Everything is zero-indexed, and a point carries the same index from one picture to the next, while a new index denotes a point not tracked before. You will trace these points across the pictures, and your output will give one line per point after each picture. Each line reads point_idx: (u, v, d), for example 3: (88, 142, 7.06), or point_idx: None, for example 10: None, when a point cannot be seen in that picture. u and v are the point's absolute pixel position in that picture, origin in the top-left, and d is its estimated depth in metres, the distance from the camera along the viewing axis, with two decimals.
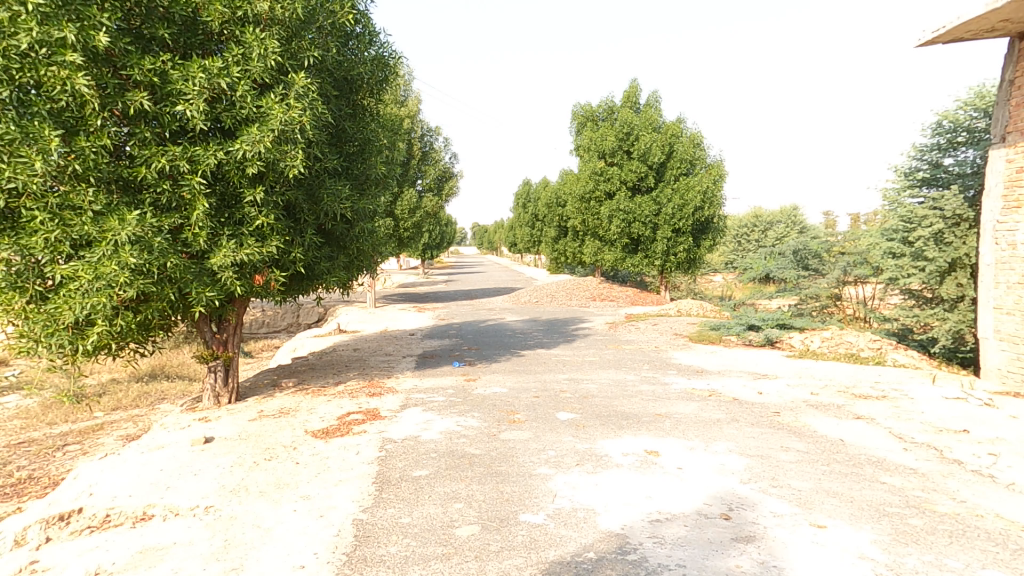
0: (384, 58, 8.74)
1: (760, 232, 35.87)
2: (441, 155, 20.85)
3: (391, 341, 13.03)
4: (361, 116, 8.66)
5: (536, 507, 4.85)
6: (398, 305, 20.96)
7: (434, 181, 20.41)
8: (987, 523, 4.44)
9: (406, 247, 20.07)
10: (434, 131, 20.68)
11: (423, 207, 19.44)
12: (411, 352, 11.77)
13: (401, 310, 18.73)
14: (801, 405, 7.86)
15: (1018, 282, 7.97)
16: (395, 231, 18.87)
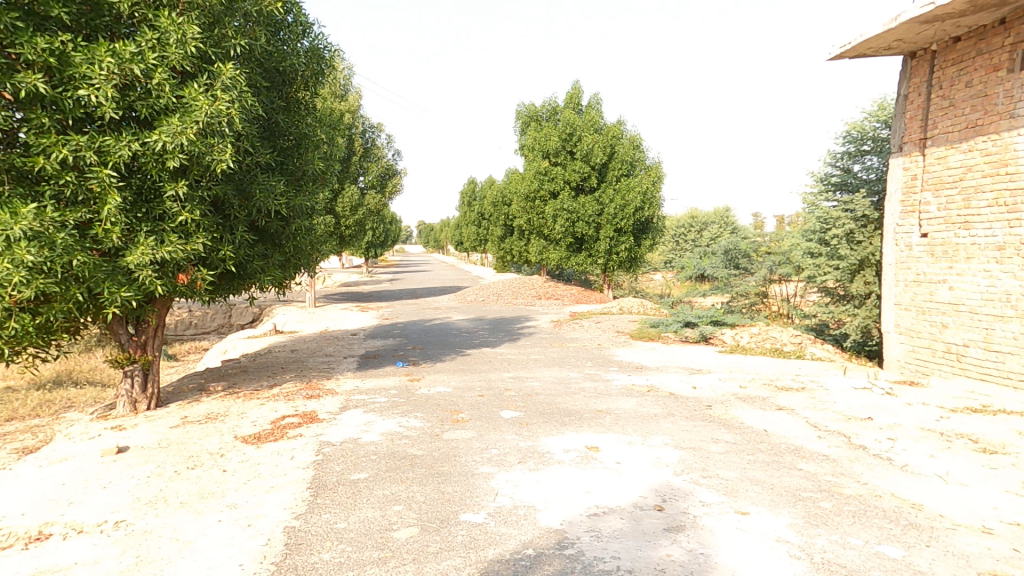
0: (320, 49, 8.47)
1: (696, 232, 37.41)
2: (384, 151, 20.49)
3: (332, 341, 12.70)
4: (295, 110, 8.37)
5: (477, 506, 4.85)
6: (339, 305, 20.41)
7: (377, 178, 20.03)
8: (884, 502, 4.82)
9: (348, 246, 19.59)
10: (376, 127, 20.28)
11: (365, 205, 19.04)
12: (352, 352, 11.49)
13: (342, 310, 18.27)
14: (731, 399, 8.25)
15: (914, 281, 8.68)
16: (336, 229, 18.39)
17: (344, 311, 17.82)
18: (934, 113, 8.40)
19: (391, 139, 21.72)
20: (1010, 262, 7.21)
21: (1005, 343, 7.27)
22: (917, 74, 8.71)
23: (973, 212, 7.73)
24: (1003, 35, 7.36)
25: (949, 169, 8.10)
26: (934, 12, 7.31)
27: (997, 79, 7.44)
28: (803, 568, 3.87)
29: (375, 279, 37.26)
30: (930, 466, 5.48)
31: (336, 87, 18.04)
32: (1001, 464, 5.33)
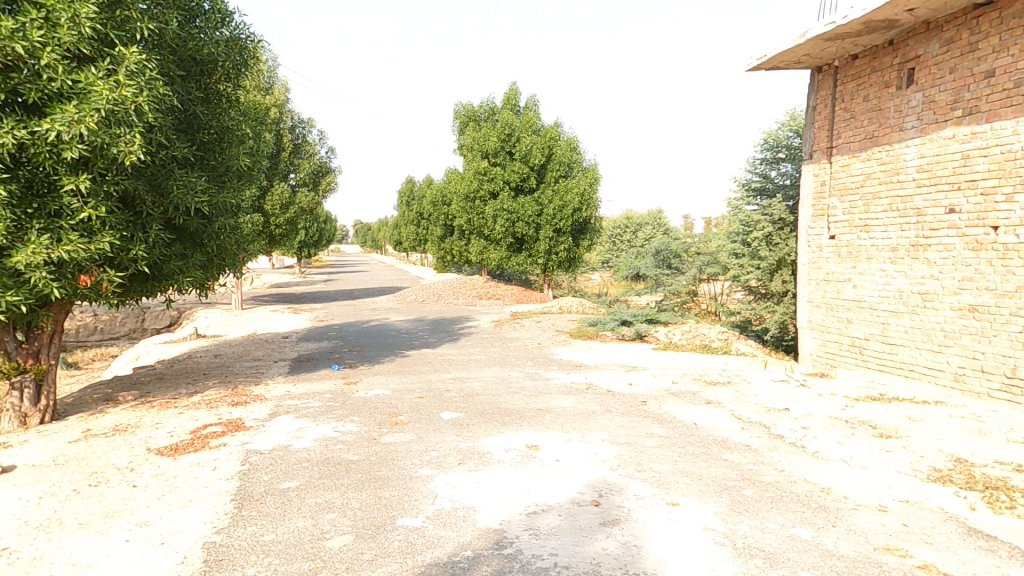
0: (241, 39, 8.04)
1: (631, 233, 38.65)
2: (316, 148, 19.74)
3: (261, 345, 12.08)
4: (215, 103, 7.91)
5: (415, 510, 4.74)
6: (269, 306, 19.46)
7: (309, 176, 19.29)
8: (798, 487, 5.15)
9: (278, 246, 18.73)
10: (307, 123, 19.53)
11: (297, 203, 18.28)
12: (282, 356, 10.95)
13: (271, 312, 17.44)
14: (664, 394, 8.55)
15: (824, 279, 9.33)
16: (264, 228, 17.55)
17: (275, 313, 17.08)
18: (838, 124, 9.08)
19: (324, 135, 20.98)
20: (902, 262, 7.88)
21: (898, 336, 7.95)
22: (823, 87, 9.38)
23: (872, 216, 8.40)
24: (892, 55, 8.07)
25: (852, 175, 8.77)
26: (835, 31, 7.88)
27: (888, 94, 8.13)
28: (725, 554, 4.05)
29: (309, 279, 35.94)
30: (837, 451, 5.90)
31: (263, 80, 17.20)
32: (894, 447, 5.82)
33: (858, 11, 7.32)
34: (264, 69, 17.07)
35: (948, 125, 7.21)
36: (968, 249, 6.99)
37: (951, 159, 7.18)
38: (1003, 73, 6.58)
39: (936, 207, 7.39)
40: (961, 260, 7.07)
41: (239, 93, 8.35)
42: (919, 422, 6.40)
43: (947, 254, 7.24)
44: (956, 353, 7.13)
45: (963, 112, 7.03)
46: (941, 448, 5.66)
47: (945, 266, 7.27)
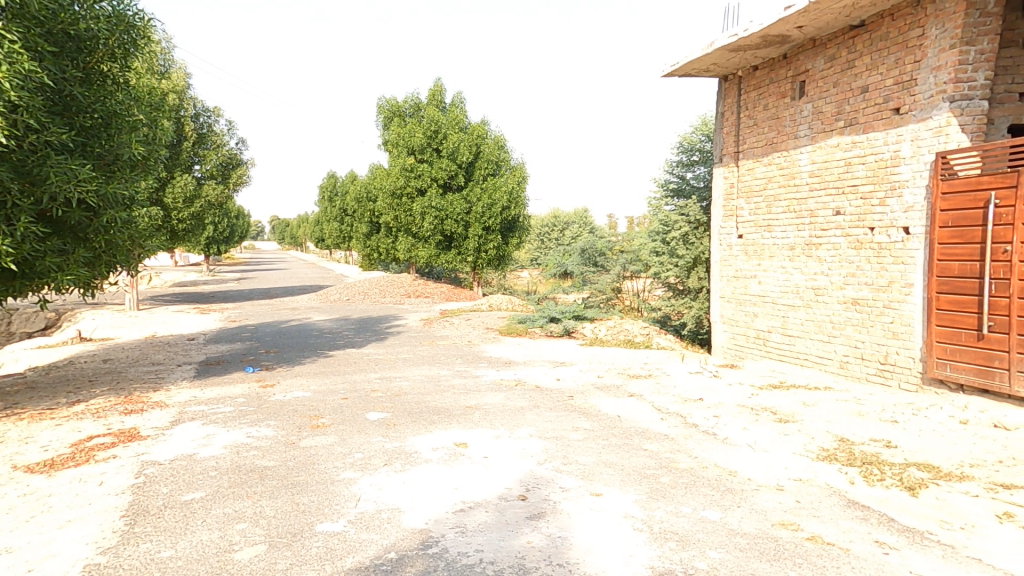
0: (127, 17, 7.34)
1: (559, 231, 39.49)
2: (224, 138, 18.46)
3: (161, 348, 11.13)
4: (99, 84, 7.18)
5: (336, 514, 4.56)
6: (172, 307, 17.97)
7: (216, 168, 18.02)
8: (708, 472, 5.47)
9: (181, 242, 17.39)
10: (213, 111, 18.19)
11: (203, 196, 17.04)
12: (188, 359, 10.15)
13: (175, 313, 16.12)
14: (590, 388, 8.80)
15: (734, 276, 9.98)
16: (165, 223, 16.21)
17: (178, 315, 15.81)
18: (743, 130, 9.74)
19: (233, 125, 19.67)
20: (799, 259, 8.57)
21: (796, 328, 8.66)
22: (729, 95, 10.02)
23: (773, 217, 9.08)
24: (787, 67, 8.77)
25: (756, 179, 9.43)
26: (738, 43, 8.44)
27: (784, 104, 8.82)
28: (643, 539, 4.23)
29: (220, 278, 33.59)
30: (743, 437, 6.33)
31: (159, 62, 15.83)
32: (791, 430, 6.34)
33: (756, 26, 7.87)
34: (160, 51, 15.71)
35: (833, 135, 7.93)
36: (851, 248, 7.70)
37: (837, 165, 7.89)
38: (875, 89, 7.32)
39: (826, 209, 8.09)
40: (846, 258, 7.78)
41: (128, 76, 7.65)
42: (812, 407, 7.00)
43: (835, 253, 7.94)
44: (842, 342, 7.85)
45: (845, 123, 7.74)
46: (829, 430, 6.22)
47: (833, 263, 7.98)
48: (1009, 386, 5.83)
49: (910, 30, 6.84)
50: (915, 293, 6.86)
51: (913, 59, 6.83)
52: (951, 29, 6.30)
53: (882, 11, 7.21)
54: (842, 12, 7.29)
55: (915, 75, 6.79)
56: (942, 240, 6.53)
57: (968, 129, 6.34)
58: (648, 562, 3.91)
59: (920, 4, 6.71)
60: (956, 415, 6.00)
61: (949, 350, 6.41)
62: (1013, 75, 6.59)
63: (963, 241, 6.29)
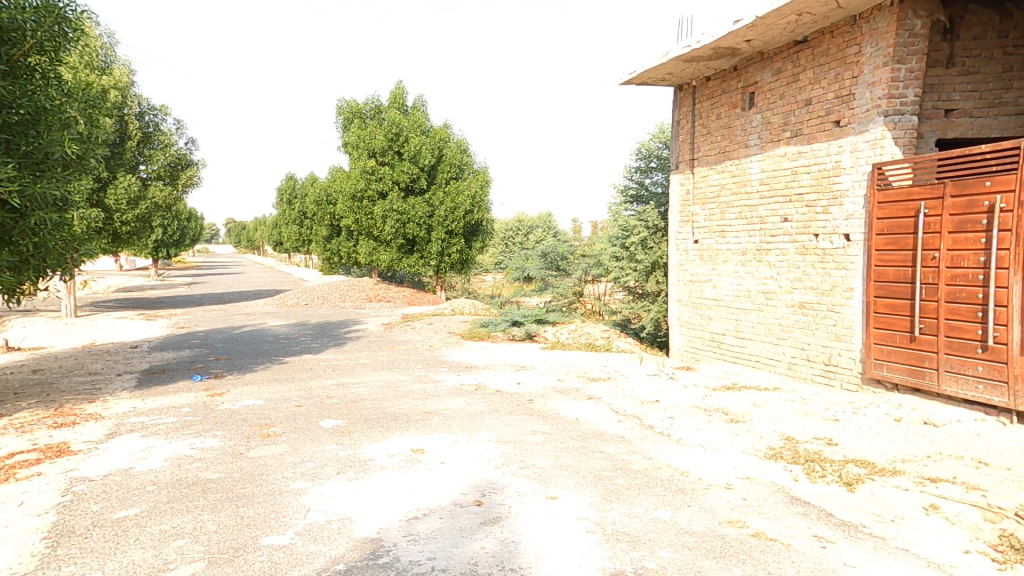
0: (57, 7, 6.95)
1: (522, 235, 39.65)
2: (171, 137, 17.78)
3: (100, 357, 10.60)
4: (26, 79, 6.81)
5: (283, 526, 4.43)
6: (115, 313, 17.14)
7: (164, 168, 17.35)
8: (661, 473, 5.58)
9: (123, 246, 16.56)
10: (159, 109, 17.48)
11: (149, 198, 16.32)
12: (129, 368, 9.70)
13: (118, 319, 15.38)
14: (550, 392, 8.85)
15: (690, 280, 10.23)
16: (106, 225, 15.47)
17: (121, 321, 15.08)
18: (698, 139, 10.01)
19: (181, 124, 18.98)
20: (750, 264, 8.85)
21: (748, 331, 8.95)
22: (684, 104, 10.30)
23: (726, 223, 9.36)
24: (737, 79, 9.08)
25: (710, 186, 9.71)
26: (691, 54, 8.68)
27: (735, 114, 9.13)
28: (596, 541, 4.28)
29: (169, 283, 32.26)
30: (696, 437, 6.49)
31: (99, 57, 15.10)
32: (741, 430, 6.53)
33: (707, 38, 8.12)
34: (100, 45, 15.02)
35: (781, 145, 8.25)
36: (798, 254, 8.00)
37: (784, 174, 8.20)
38: (817, 102, 7.65)
39: (774, 216, 8.39)
40: (793, 263, 8.08)
41: (60, 70, 7.26)
42: (761, 407, 7.24)
43: (783, 258, 8.24)
44: (790, 344, 8.15)
45: (791, 133, 8.07)
46: (776, 429, 6.44)
47: (782, 268, 8.28)
48: (938, 384, 6.18)
49: (848, 47, 7.21)
50: (855, 297, 7.19)
51: (850, 74, 7.18)
52: (884, 48, 6.69)
53: (823, 28, 7.55)
54: (787, 28, 7.60)
55: (853, 90, 7.14)
56: (879, 246, 6.86)
57: (901, 142, 6.72)
58: (600, 563, 3.95)
59: (857, 23, 7.08)
60: (891, 413, 6.31)
61: (886, 352, 6.74)
62: (939, 92, 7.01)
63: (897, 248, 6.64)
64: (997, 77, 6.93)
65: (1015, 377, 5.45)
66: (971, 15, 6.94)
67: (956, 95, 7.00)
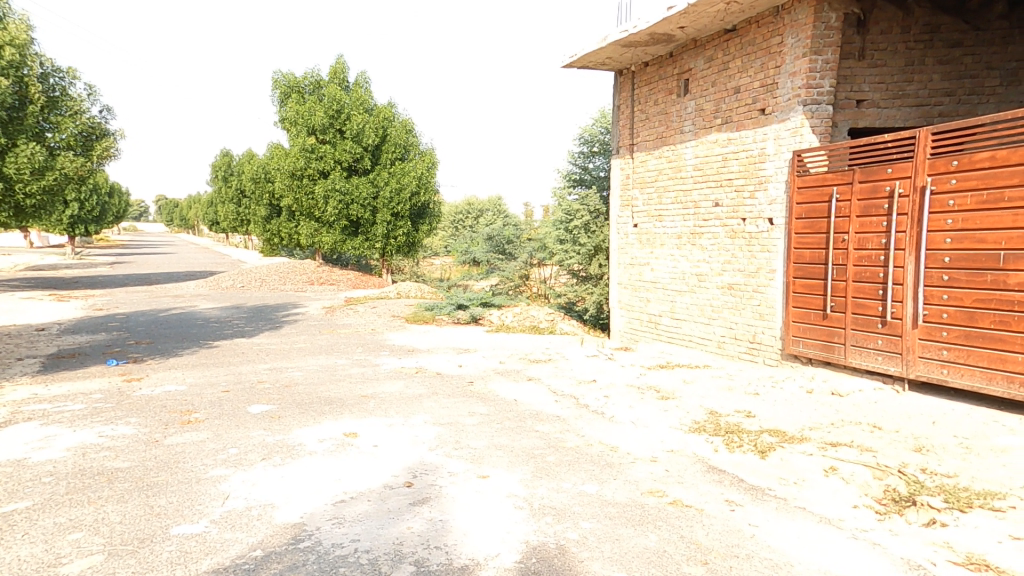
0: None
1: (473, 218, 39.31)
2: (82, 104, 16.47)
3: (2, 341, 9.80)
4: None
5: (197, 514, 4.26)
6: (24, 294, 15.86)
7: (75, 137, 16.12)
8: (592, 449, 5.71)
9: (30, 220, 15.47)
10: (66, 73, 16.09)
11: (56, 169, 15.13)
12: (33, 353, 9.02)
13: (26, 302, 14.24)
14: (491, 373, 8.89)
15: (630, 263, 10.45)
16: (7, 198, 14.17)
17: (30, 303, 13.98)
18: (637, 124, 10.17)
19: (94, 91, 17.62)
20: (685, 247, 9.11)
21: (682, 312, 9.25)
22: (623, 89, 10.41)
23: (664, 207, 9.59)
24: (672, 65, 9.26)
25: (648, 170, 9.90)
26: (628, 39, 8.76)
27: (671, 100, 9.32)
28: (522, 516, 4.35)
29: (90, 263, 30.15)
30: (627, 414, 6.67)
31: None
32: (670, 407, 6.77)
33: (644, 23, 8.19)
34: None
35: (712, 131, 8.48)
36: (728, 237, 8.27)
37: (715, 160, 8.44)
38: (745, 90, 7.90)
39: (706, 201, 8.63)
40: (723, 246, 8.36)
41: None
42: (691, 384, 7.52)
43: (714, 241, 8.51)
44: (720, 324, 8.48)
45: (722, 120, 8.30)
46: (702, 404, 6.71)
47: (713, 251, 8.55)
48: (846, 358, 6.60)
49: (772, 38, 7.46)
50: (777, 278, 7.54)
51: (774, 64, 7.45)
52: (804, 39, 6.96)
53: (750, 18, 7.79)
54: (717, 16, 7.78)
55: (776, 79, 7.41)
56: (798, 230, 7.20)
57: (817, 130, 7.06)
58: (524, 537, 4.01)
59: (780, 14, 7.33)
60: (805, 385, 6.70)
61: (803, 329, 7.13)
62: (851, 83, 7.38)
63: (815, 232, 6.98)
64: (901, 71, 7.37)
65: (908, 349, 5.90)
66: (879, 11, 7.30)
67: (866, 86, 7.38)
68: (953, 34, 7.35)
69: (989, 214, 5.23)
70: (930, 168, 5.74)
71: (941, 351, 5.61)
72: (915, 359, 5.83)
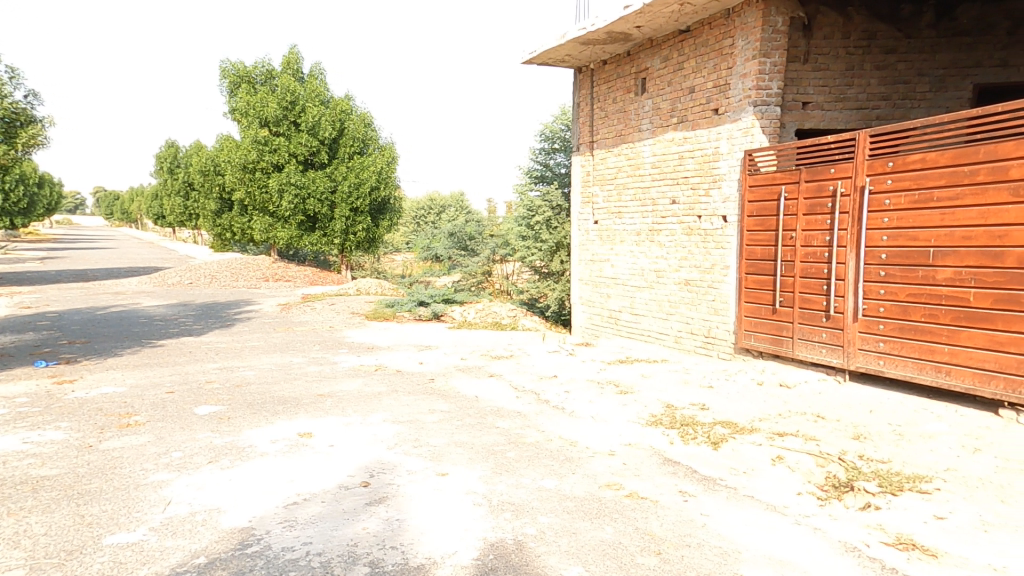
0: None
1: (435, 213, 38.85)
2: None
3: None
4: None
5: (134, 522, 4.05)
6: None
7: None
8: (551, 444, 5.74)
9: None
10: None
11: None
12: None
13: None
14: (452, 370, 8.82)
15: (591, 260, 10.55)
16: None
17: None
18: (596, 121, 10.26)
19: None
20: (644, 244, 9.26)
21: (641, 307, 9.41)
22: (583, 86, 10.49)
23: (623, 204, 9.72)
24: (630, 64, 9.39)
25: (608, 168, 10.01)
26: (587, 37, 8.82)
27: (629, 98, 9.45)
28: (481, 512, 4.32)
29: (22, 258, 28.25)
30: (587, 409, 6.74)
31: None
32: (628, 401, 6.88)
33: (602, 22, 8.26)
34: None
35: (669, 130, 8.64)
36: (685, 235, 8.46)
37: (672, 158, 8.61)
38: (699, 90, 8.08)
39: (664, 198, 8.80)
40: (680, 243, 8.54)
41: None
42: (649, 378, 7.67)
43: (672, 239, 8.69)
44: (677, 319, 8.67)
45: (678, 119, 8.47)
46: (659, 398, 6.85)
47: (670, 248, 8.73)
48: (793, 351, 6.86)
49: (724, 39, 7.65)
50: (730, 274, 7.75)
51: (726, 65, 7.64)
52: (753, 42, 7.17)
53: (703, 19, 7.96)
54: (672, 17, 7.93)
55: (728, 80, 7.60)
56: (750, 228, 7.43)
57: (767, 131, 7.31)
58: (482, 534, 3.99)
59: (731, 17, 7.53)
60: (755, 377, 6.94)
61: (754, 323, 7.37)
62: (797, 86, 7.65)
63: (765, 230, 7.22)
64: (843, 75, 7.69)
65: (849, 341, 6.18)
66: (822, 16, 7.60)
67: (811, 89, 7.68)
68: (888, 41, 7.72)
69: (921, 213, 5.53)
70: (869, 169, 6.02)
71: (878, 344, 5.90)
72: (855, 351, 6.11)
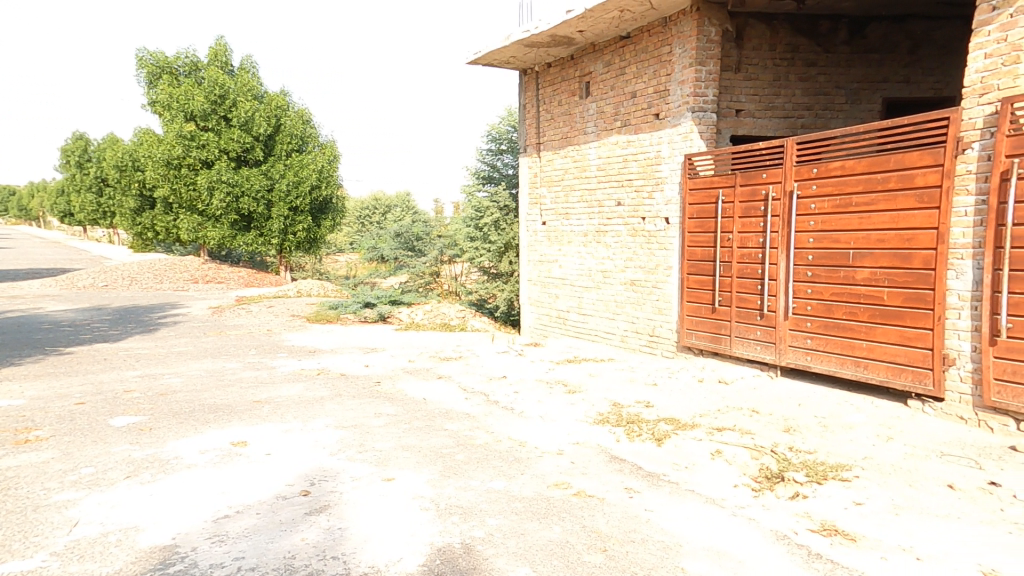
0: None
1: (380, 213, 38.07)
2: None
3: None
4: None
5: (38, 548, 3.69)
6: None
7: None
8: (500, 445, 5.72)
9: None
10: None
11: None
12: None
13: None
14: (399, 373, 8.64)
15: (539, 260, 10.62)
16: None
17: None
18: (542, 123, 10.34)
19: None
20: (590, 245, 9.42)
21: (588, 307, 9.56)
22: (528, 88, 10.55)
23: (570, 206, 9.84)
24: (574, 68, 9.53)
25: (555, 169, 10.11)
26: (530, 39, 8.88)
27: (574, 102, 9.58)
28: (427, 517, 4.23)
29: None
30: (536, 409, 6.77)
31: None
32: (576, 400, 6.96)
33: (545, 25, 8.33)
34: None
35: (613, 133, 8.83)
36: (630, 236, 8.66)
37: (616, 161, 8.81)
38: (640, 95, 8.30)
39: (610, 200, 8.98)
40: (625, 244, 8.74)
41: None
42: (596, 377, 7.80)
43: (617, 240, 8.87)
44: (623, 319, 8.86)
45: (621, 123, 8.67)
46: (606, 396, 6.97)
47: (616, 249, 8.91)
48: (731, 348, 7.16)
49: (662, 47, 7.89)
50: (672, 275, 8.01)
51: (665, 71, 7.88)
52: (689, 50, 7.45)
53: (642, 27, 8.18)
54: (612, 23, 8.11)
55: (667, 86, 7.84)
56: (691, 230, 7.69)
57: (705, 136, 7.62)
58: (428, 539, 3.91)
59: (668, 25, 7.78)
60: (696, 374, 7.20)
61: (695, 322, 7.64)
62: (730, 94, 8.00)
63: (705, 232, 7.49)
64: (771, 85, 8.12)
65: (780, 338, 6.51)
66: (751, 28, 7.98)
67: (743, 97, 8.05)
68: (810, 55, 8.21)
69: (842, 217, 5.91)
70: (796, 175, 6.37)
71: (806, 340, 6.26)
72: (786, 348, 6.45)
